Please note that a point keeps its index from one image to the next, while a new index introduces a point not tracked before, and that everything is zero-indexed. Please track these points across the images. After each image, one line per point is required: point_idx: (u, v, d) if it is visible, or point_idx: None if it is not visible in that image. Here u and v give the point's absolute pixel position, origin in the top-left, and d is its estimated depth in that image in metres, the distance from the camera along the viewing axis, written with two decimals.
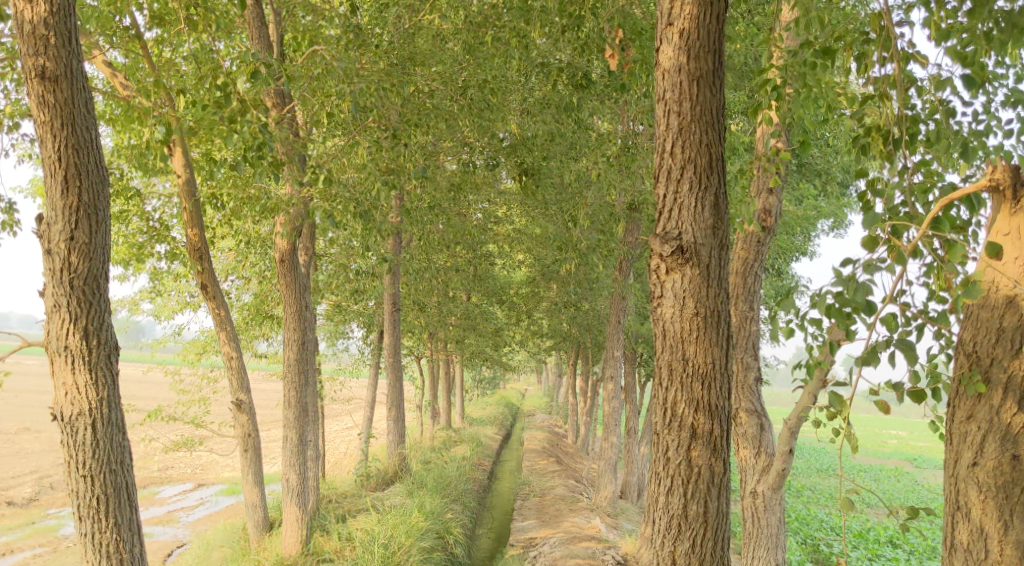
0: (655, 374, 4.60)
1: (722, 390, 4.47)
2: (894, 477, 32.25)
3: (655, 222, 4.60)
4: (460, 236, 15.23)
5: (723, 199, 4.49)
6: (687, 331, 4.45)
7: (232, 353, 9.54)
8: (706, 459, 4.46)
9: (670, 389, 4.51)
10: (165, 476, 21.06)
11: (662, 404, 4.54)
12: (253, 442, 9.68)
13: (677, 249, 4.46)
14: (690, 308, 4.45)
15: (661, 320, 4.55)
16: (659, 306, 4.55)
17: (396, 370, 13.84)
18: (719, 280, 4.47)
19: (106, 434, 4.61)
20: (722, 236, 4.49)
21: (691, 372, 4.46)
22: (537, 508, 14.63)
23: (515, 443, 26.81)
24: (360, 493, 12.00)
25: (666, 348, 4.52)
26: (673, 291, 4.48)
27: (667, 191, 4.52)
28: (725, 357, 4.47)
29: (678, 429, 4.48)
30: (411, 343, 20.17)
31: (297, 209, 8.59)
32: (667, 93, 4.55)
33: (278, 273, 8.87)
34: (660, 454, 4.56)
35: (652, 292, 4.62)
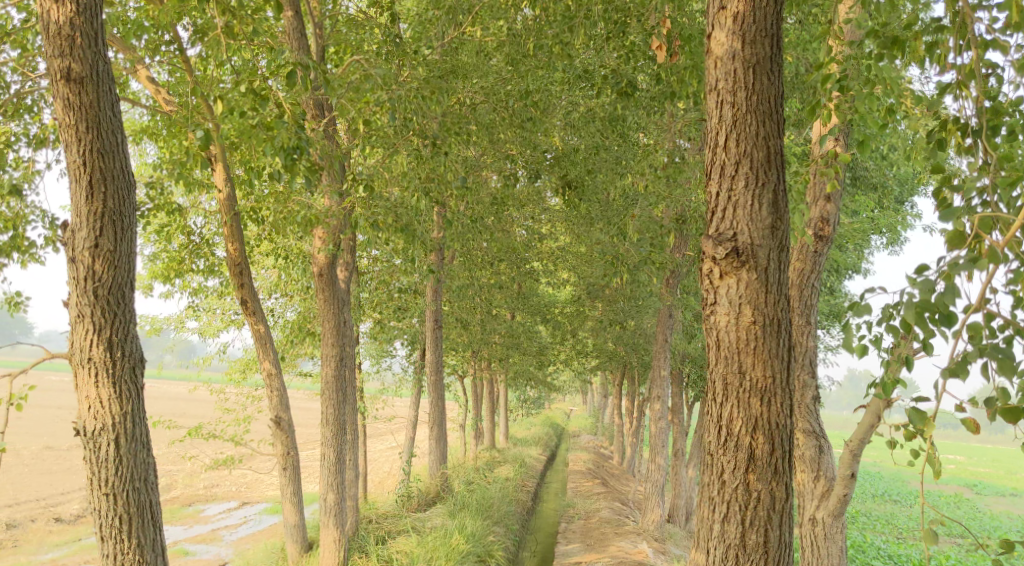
0: (709, 390, 4.31)
1: (783, 406, 4.17)
2: (954, 505, 31.08)
3: (706, 224, 4.36)
4: (503, 253, 15.04)
5: (782, 196, 4.24)
6: (744, 341, 4.18)
7: (272, 370, 9.41)
8: (765, 483, 4.14)
9: (725, 405, 4.22)
10: (209, 495, 21.11)
11: (717, 422, 4.24)
12: (292, 461, 9.52)
13: (732, 252, 4.21)
14: (747, 315, 4.18)
15: (715, 330, 4.29)
16: (712, 314, 4.30)
17: (438, 389, 13.63)
18: (778, 285, 4.20)
19: (129, 450, 4.46)
20: (782, 236, 4.23)
21: (749, 386, 4.17)
22: (582, 532, 14.27)
23: (559, 465, 26.40)
24: (402, 513, 11.79)
25: (721, 360, 4.25)
26: (728, 297, 4.23)
27: (721, 189, 4.28)
28: (786, 370, 4.18)
29: (734, 448, 4.18)
30: (454, 362, 20.00)
31: (337, 222, 8.45)
32: (720, 83, 4.32)
33: (317, 288, 8.71)
34: (714, 477, 4.25)
35: (706, 299, 4.37)
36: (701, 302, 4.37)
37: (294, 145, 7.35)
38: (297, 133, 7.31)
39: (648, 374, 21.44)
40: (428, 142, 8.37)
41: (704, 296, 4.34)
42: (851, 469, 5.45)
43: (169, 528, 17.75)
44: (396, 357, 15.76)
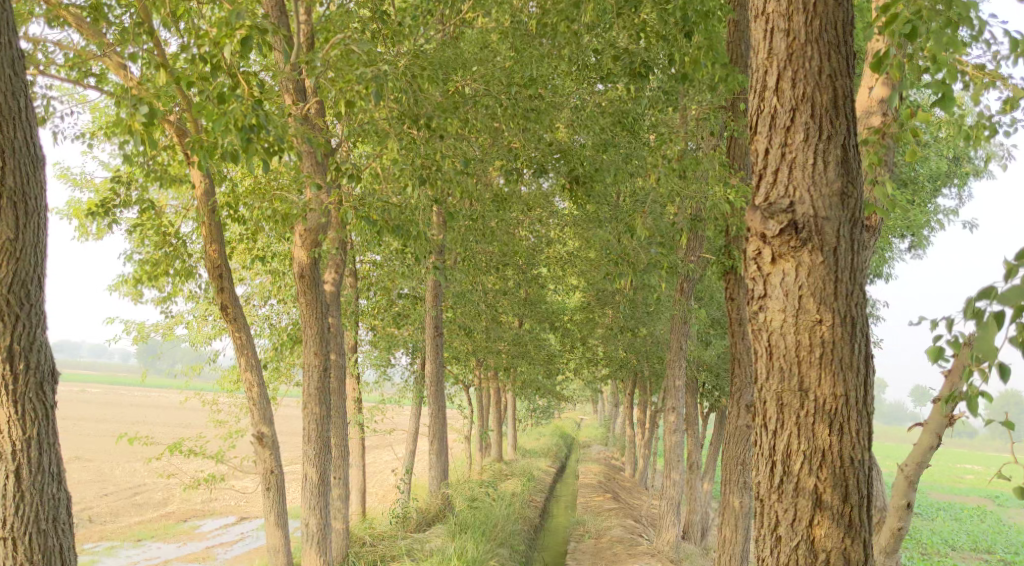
0: (761, 415, 3.82)
1: (857, 436, 3.61)
2: (978, 517, 30.13)
3: (754, 191, 3.85)
4: (508, 256, 14.31)
5: (852, 152, 3.71)
6: (806, 349, 3.66)
7: (253, 382, 8.67)
8: (835, 539, 3.57)
9: (783, 435, 3.71)
10: (207, 509, 20.41)
11: (775, 458, 3.73)
12: (276, 481, 8.77)
13: (788, 227, 3.70)
14: (811, 314, 3.65)
15: (769, 333, 3.78)
16: (763, 311, 3.80)
17: (439, 400, 12.85)
18: (849, 274, 3.66)
19: (33, 485, 3.89)
20: (852, 205, 3.69)
21: (814, 409, 3.63)
22: (592, 553, 13.49)
23: (570, 478, 25.57)
24: (399, 535, 11.07)
25: (776, 374, 3.74)
26: (784, 288, 3.71)
27: (772, 144, 3.79)
28: (859, 387, 3.63)
29: (793, 492, 3.66)
30: (459, 370, 19.28)
31: (318, 219, 7.70)
32: (772, 7, 3.85)
33: (297, 291, 7.90)
34: (769, 529, 3.75)
35: (754, 293, 3.87)
36: (749, 296, 3.87)
37: (250, 123, 6.65)
38: (254, 107, 6.61)
39: (660, 382, 20.67)
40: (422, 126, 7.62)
41: (752, 288, 3.85)
42: (908, 498, 4.58)
43: (162, 545, 17.05)
44: (397, 367, 14.97)
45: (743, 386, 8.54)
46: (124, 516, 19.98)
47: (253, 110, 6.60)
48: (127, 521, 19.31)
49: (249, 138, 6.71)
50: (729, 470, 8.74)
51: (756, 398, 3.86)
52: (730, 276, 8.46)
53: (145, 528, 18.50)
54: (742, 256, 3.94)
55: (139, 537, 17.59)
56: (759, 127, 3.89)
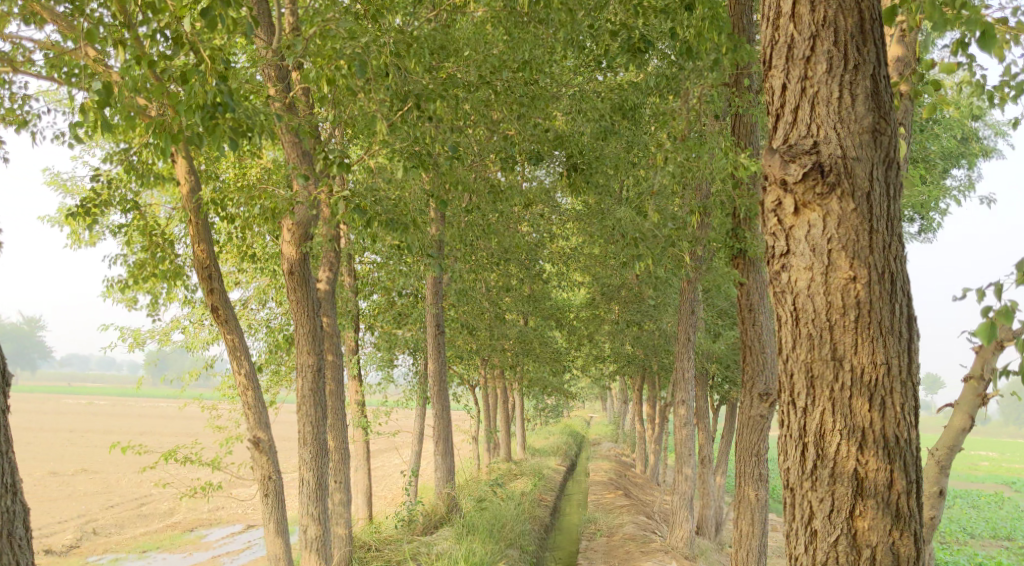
0: (788, 391, 3.53)
1: (902, 411, 3.30)
2: (996, 504, 29.82)
3: (771, 133, 3.60)
4: (511, 252, 14.04)
5: (883, 82, 3.44)
6: (838, 311, 3.37)
7: (248, 385, 8.37)
8: (880, 531, 3.26)
9: (815, 413, 3.41)
10: (213, 518, 20.12)
11: (809, 440, 3.43)
12: (274, 486, 8.45)
13: (813, 170, 3.43)
14: (843, 270, 3.38)
15: (795, 295, 3.51)
16: (787, 270, 3.53)
17: (443, 400, 12.52)
18: (884, 224, 3.39)
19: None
20: (886, 145, 3.42)
21: (850, 381, 3.34)
22: (605, 552, 13.19)
23: (580, 477, 25.22)
24: (405, 539, 10.77)
25: (804, 342, 3.46)
26: (811, 242, 3.44)
27: (791, 78, 3.53)
28: (903, 354, 3.33)
29: (828, 478, 3.36)
30: (464, 369, 18.97)
31: (306, 211, 7.41)
32: None
33: (287, 288, 7.60)
34: (803, 521, 3.45)
35: (775, 251, 3.59)
36: (771, 255, 3.60)
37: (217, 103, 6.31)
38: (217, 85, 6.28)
39: (668, 376, 20.36)
40: (410, 107, 7.33)
41: (774, 246, 3.58)
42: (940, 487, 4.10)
43: (167, 556, 16.76)
44: (400, 369, 14.65)
45: (755, 373, 8.30)
46: (129, 527, 19.73)
47: (218, 90, 6.25)
48: (131, 533, 19.06)
49: (213, 119, 6.36)
50: (744, 461, 8.47)
51: (782, 370, 3.58)
52: (739, 260, 8.45)
53: (150, 539, 18.24)
54: (760, 212, 3.68)
55: (144, 549, 17.34)
56: (774, 63, 3.65)
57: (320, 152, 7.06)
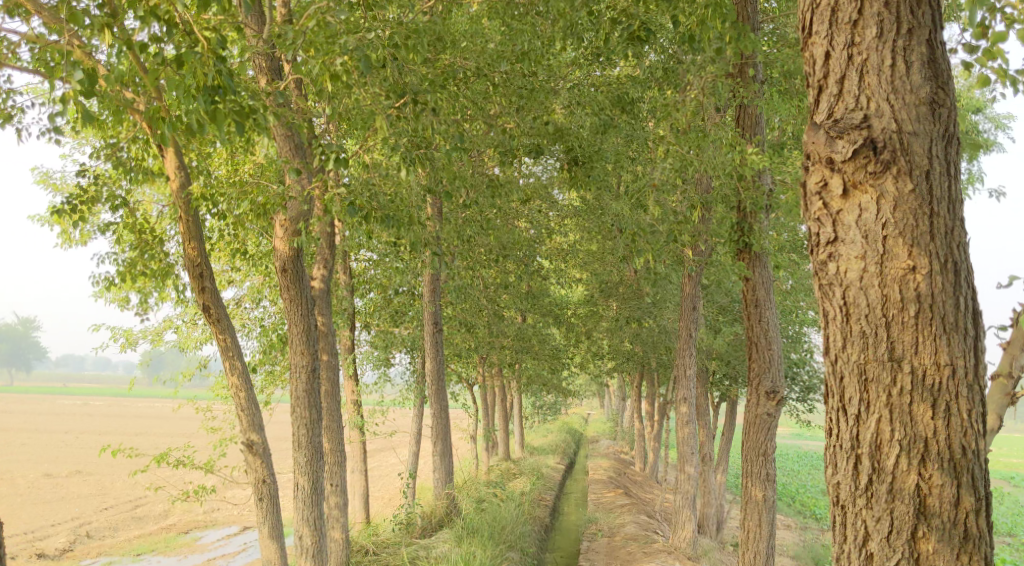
0: (840, 395, 3.43)
1: (968, 419, 3.16)
2: (995, 499, 29.70)
3: (815, 107, 3.54)
4: (509, 249, 13.81)
5: (939, 48, 3.35)
6: (894, 307, 3.27)
7: (241, 386, 8.14)
8: (946, 553, 3.13)
9: (870, 422, 3.31)
10: (209, 520, 19.86)
11: (867, 449, 3.32)
12: (269, 490, 8.22)
13: (864, 146, 3.34)
14: (902, 260, 3.27)
15: (845, 288, 3.41)
16: (834, 259, 3.45)
17: (441, 400, 12.28)
18: (945, 209, 3.27)
19: None
20: (945, 119, 3.32)
21: (911, 383, 3.22)
22: (606, 552, 12.99)
23: (579, 475, 25.02)
24: (403, 542, 10.56)
25: (857, 339, 3.36)
26: (863, 227, 3.35)
27: (837, 44, 3.47)
28: (969, 356, 3.19)
29: (886, 492, 3.25)
30: (462, 368, 18.73)
31: (300, 207, 7.20)
32: None
33: (280, 286, 7.36)
34: (858, 542, 3.35)
35: (822, 235, 3.52)
36: (821, 245, 3.51)
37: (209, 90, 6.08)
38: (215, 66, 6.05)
39: (668, 373, 20.16)
40: (407, 100, 7.09)
41: (824, 236, 3.49)
42: None
43: (161, 560, 16.50)
44: (397, 368, 14.41)
45: (762, 370, 8.08)
46: (123, 530, 19.50)
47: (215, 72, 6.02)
48: (126, 535, 18.83)
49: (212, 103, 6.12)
50: (751, 461, 8.25)
51: (833, 368, 3.49)
52: (745, 254, 8.26)
53: (144, 542, 17.97)
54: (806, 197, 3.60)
55: (138, 551, 17.11)
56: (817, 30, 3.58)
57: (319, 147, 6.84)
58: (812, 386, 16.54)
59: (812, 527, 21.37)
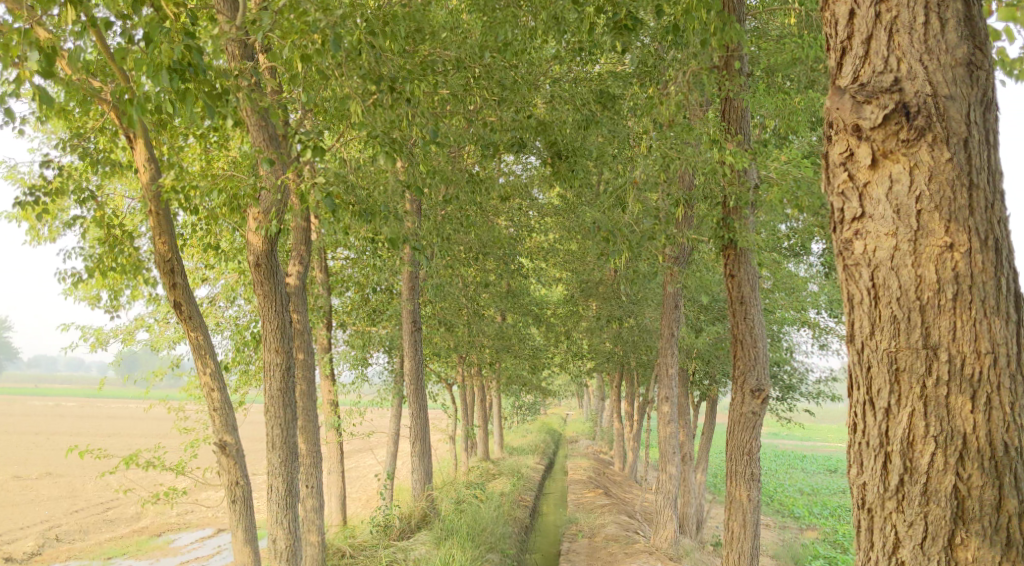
0: (868, 386, 3.28)
1: (1010, 412, 3.01)
2: None
3: (839, 73, 3.40)
4: (489, 247, 13.62)
5: (976, 7, 3.22)
6: (929, 291, 3.12)
7: (213, 384, 7.89)
8: (986, 560, 2.99)
9: (902, 416, 3.16)
10: (183, 522, 19.51)
11: (902, 445, 3.16)
12: (242, 493, 7.95)
13: (897, 112, 3.20)
14: (938, 237, 3.12)
15: (874, 268, 3.27)
16: (862, 237, 3.31)
17: (420, 399, 12.07)
18: (984, 182, 3.14)
19: None
20: (983, 84, 3.20)
21: (948, 371, 3.07)
22: (587, 553, 12.85)
23: (559, 476, 24.86)
24: (381, 544, 10.34)
25: (889, 323, 3.21)
26: (895, 201, 3.21)
27: (865, 4, 3.33)
28: (1013, 343, 3.04)
29: (919, 494, 3.11)
30: (440, 367, 18.52)
31: (275, 199, 6.97)
32: None
33: (253, 282, 7.10)
34: (886, 548, 3.21)
35: (847, 212, 3.38)
36: (848, 222, 3.37)
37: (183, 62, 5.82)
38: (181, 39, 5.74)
39: (648, 373, 20.09)
40: (385, 88, 6.83)
41: (851, 212, 3.35)
42: None
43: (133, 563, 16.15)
44: (375, 367, 14.17)
45: (747, 369, 8.00)
46: (94, 533, 19.08)
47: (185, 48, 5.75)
48: (96, 539, 18.42)
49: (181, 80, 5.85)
50: (735, 460, 8.13)
51: (860, 355, 3.34)
52: (729, 251, 8.08)
53: (116, 545, 17.59)
54: (829, 171, 3.46)
55: (109, 555, 16.72)
56: None
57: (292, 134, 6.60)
58: (792, 385, 16.51)
59: (791, 526, 21.38)
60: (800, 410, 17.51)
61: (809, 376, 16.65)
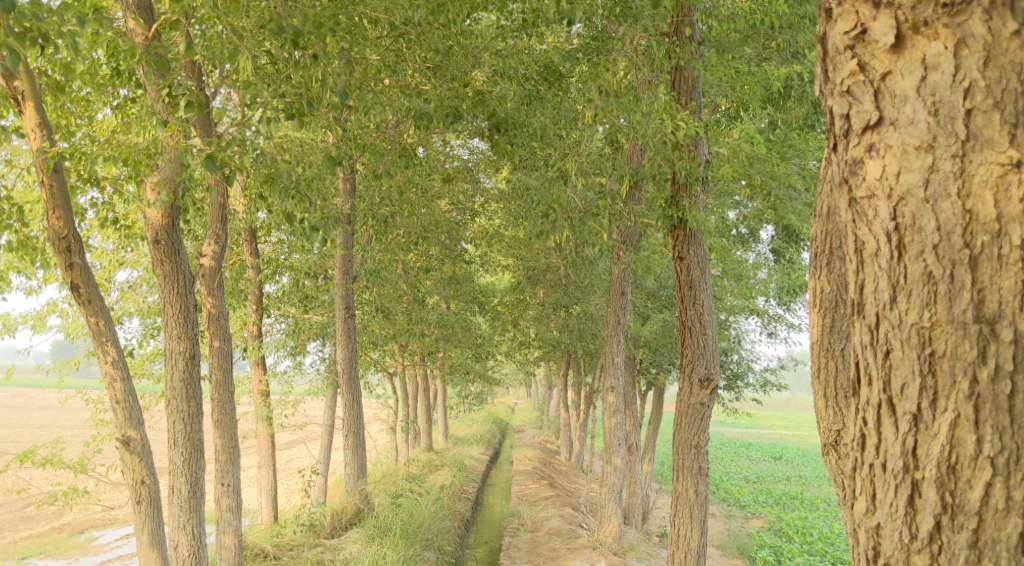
0: (888, 378, 2.77)
1: None
2: None
3: None
4: (430, 230, 13.02)
5: None
6: (981, 242, 2.60)
7: (115, 374, 6.90)
8: None
9: (941, 426, 2.63)
10: (108, 519, 18.56)
11: (945, 454, 2.62)
12: (148, 494, 6.98)
13: None
14: (1000, 150, 2.60)
15: (899, 200, 2.77)
16: (882, 148, 2.82)
17: (354, 389, 11.42)
18: None
19: None
20: None
21: (1010, 353, 2.54)
22: (529, 549, 12.37)
23: (504, 466, 24.40)
24: (308, 544, 9.73)
25: (926, 281, 2.68)
26: (932, 95, 2.71)
27: None
28: None
29: (967, 545, 2.58)
30: (380, 355, 17.84)
31: (171, 168, 6.27)
32: None
33: (153, 260, 6.43)
34: None
35: (864, 120, 2.88)
36: (860, 134, 2.89)
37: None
38: None
39: (595, 361, 19.73)
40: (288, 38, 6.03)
41: (865, 119, 2.87)
42: None
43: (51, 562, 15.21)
44: (308, 356, 13.46)
45: (696, 357, 7.53)
46: (12, 531, 18.04)
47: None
48: (13, 537, 17.38)
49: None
50: (682, 454, 7.71)
51: (882, 326, 2.80)
52: (678, 232, 7.65)
53: (34, 544, 16.62)
54: (830, 62, 3.03)
55: (24, 554, 15.72)
56: None
57: (165, 85, 5.93)
58: (739, 374, 16.26)
59: (736, 515, 21.29)
60: (746, 399, 17.31)
61: (757, 365, 16.41)
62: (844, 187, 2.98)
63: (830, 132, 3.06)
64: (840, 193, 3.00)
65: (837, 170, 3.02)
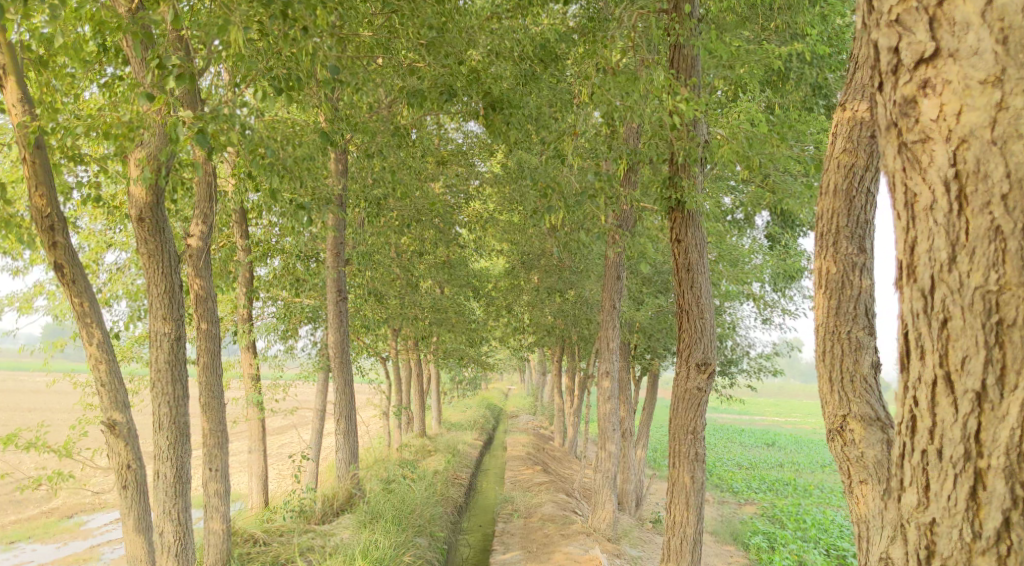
0: (945, 353, 2.96)
1: None
2: None
3: None
4: (424, 212, 12.87)
5: None
6: None
7: (99, 355, 6.70)
8: None
9: (1009, 406, 2.81)
10: (97, 504, 18.36)
11: (1011, 437, 2.80)
12: (134, 478, 6.74)
13: None
14: None
15: (960, 143, 2.91)
16: (938, 83, 2.97)
17: (346, 372, 11.27)
18: None
19: None
20: None
21: None
22: (522, 535, 12.25)
23: (498, 452, 24.26)
24: (298, 530, 9.60)
25: (990, 238, 2.85)
26: (990, 29, 2.87)
27: None
28: None
29: None
30: (372, 340, 17.66)
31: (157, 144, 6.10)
32: None
33: (137, 239, 6.26)
34: None
35: (917, 50, 3.02)
36: (912, 68, 3.03)
37: None
38: None
39: (589, 347, 19.61)
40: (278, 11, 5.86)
41: (918, 51, 3.01)
42: None
43: (38, 547, 15.03)
44: (300, 340, 13.28)
45: (693, 342, 7.41)
46: None
47: None
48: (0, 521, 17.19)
49: None
50: (679, 440, 7.59)
51: (941, 288, 2.97)
52: (676, 214, 7.51)
53: (22, 528, 16.42)
54: None
55: (12, 538, 15.56)
56: None
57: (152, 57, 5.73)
58: (734, 360, 16.18)
59: (729, 501, 21.24)
60: (740, 386, 17.24)
61: (752, 351, 16.33)
62: (893, 130, 3.14)
63: (876, 70, 3.19)
64: (888, 138, 3.16)
65: (885, 111, 3.16)
